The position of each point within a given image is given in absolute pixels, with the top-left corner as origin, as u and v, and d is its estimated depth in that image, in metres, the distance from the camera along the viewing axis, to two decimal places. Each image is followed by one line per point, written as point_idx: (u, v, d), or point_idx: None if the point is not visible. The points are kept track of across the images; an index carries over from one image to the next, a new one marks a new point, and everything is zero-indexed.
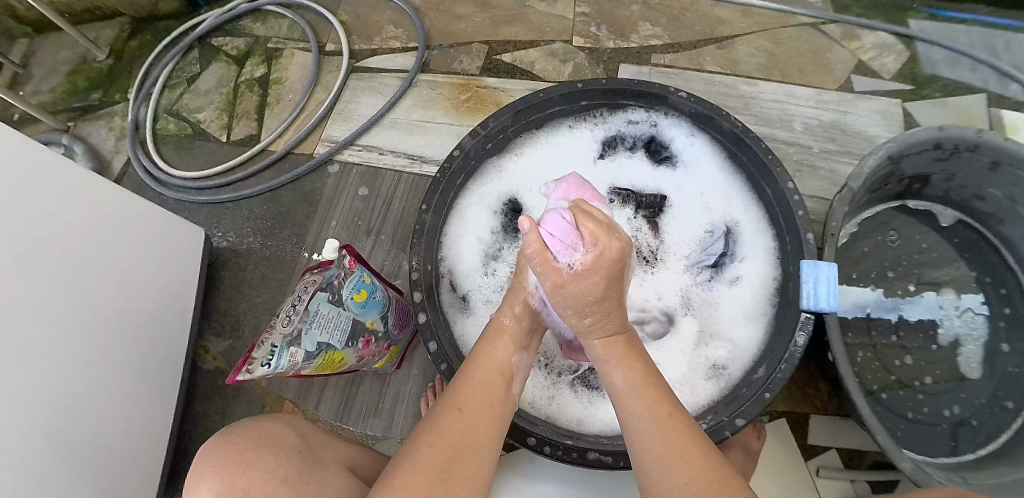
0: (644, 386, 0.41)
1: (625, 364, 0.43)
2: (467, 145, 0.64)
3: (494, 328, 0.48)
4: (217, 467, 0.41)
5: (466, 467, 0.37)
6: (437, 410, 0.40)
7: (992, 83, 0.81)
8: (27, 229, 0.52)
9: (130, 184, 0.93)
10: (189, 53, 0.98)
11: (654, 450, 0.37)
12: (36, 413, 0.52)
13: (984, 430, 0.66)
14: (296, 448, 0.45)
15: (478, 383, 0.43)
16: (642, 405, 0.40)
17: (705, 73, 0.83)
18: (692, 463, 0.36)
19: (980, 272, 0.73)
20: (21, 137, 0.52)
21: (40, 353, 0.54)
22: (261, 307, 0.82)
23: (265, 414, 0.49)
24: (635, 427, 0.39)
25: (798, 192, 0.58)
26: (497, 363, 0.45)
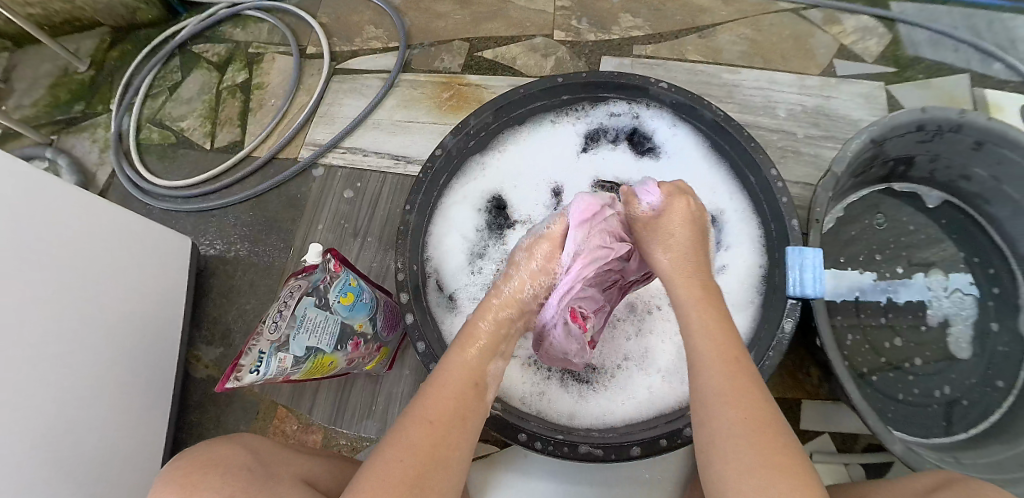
0: (718, 328, 0.41)
1: (701, 303, 0.44)
2: (449, 144, 0.63)
3: (469, 334, 0.46)
4: (164, 492, 0.42)
5: (438, 479, 0.35)
6: (409, 416, 0.38)
7: (974, 63, 0.81)
8: (15, 248, 0.52)
9: (116, 196, 0.92)
10: (171, 61, 0.98)
11: (719, 383, 0.37)
12: (31, 432, 0.52)
13: (976, 408, 0.66)
14: (245, 466, 0.45)
15: (450, 391, 0.41)
16: (712, 343, 0.40)
17: (687, 62, 0.83)
18: (748, 402, 0.35)
19: (969, 253, 0.74)
20: (7, 156, 0.52)
21: (38, 368, 0.54)
22: (251, 314, 0.82)
23: (223, 437, 0.50)
24: (700, 361, 0.39)
25: (782, 179, 0.58)
26: (470, 371, 0.43)
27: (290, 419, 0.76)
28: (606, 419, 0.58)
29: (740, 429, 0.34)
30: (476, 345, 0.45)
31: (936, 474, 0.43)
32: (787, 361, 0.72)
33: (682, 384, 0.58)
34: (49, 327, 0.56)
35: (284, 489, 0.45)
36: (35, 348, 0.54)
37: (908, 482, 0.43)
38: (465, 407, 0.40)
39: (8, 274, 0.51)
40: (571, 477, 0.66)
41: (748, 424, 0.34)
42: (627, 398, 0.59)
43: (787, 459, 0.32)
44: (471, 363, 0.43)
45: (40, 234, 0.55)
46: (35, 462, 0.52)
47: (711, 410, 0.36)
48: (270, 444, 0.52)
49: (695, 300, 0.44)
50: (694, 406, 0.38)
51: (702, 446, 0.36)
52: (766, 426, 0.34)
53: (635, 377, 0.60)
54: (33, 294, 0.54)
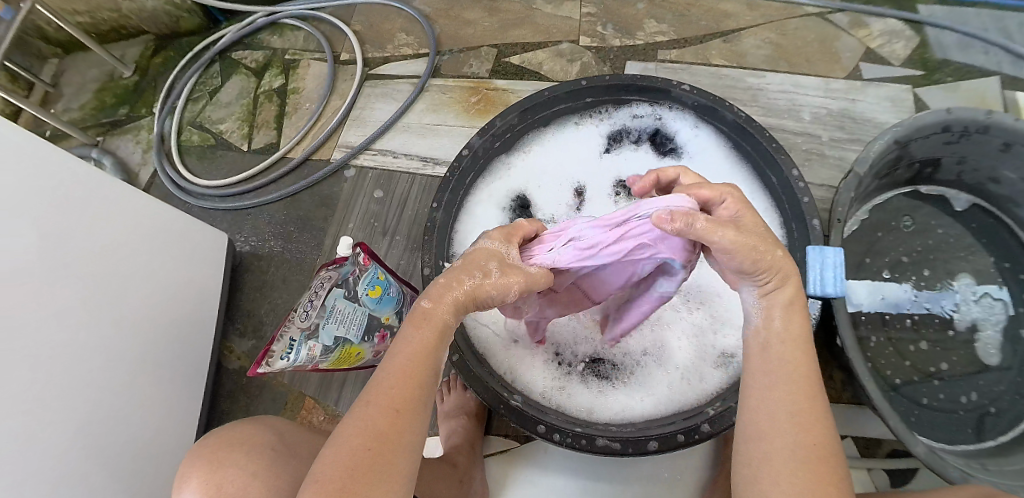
0: (800, 344, 0.37)
1: (788, 312, 0.39)
2: (476, 144, 0.66)
3: (419, 313, 0.40)
4: (196, 467, 0.46)
5: (397, 464, 0.34)
6: (363, 405, 0.36)
7: (1006, 65, 0.80)
8: (57, 238, 0.55)
9: (157, 194, 0.97)
10: (211, 67, 1.02)
11: (794, 405, 0.34)
12: (69, 410, 0.56)
13: (1007, 416, 0.65)
14: (268, 443, 0.48)
15: (404, 379, 0.37)
16: (792, 360, 0.36)
17: (711, 67, 0.84)
18: (817, 432, 0.33)
19: (999, 258, 0.73)
20: (52, 148, 0.56)
21: (76, 356, 0.57)
22: (282, 307, 0.85)
23: (252, 416, 0.53)
24: (777, 374, 0.36)
25: (803, 179, 0.59)
26: (426, 354, 0.39)
27: (317, 410, 0.79)
28: (625, 414, 0.59)
29: (803, 459, 0.32)
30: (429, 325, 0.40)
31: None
32: None
33: (699, 381, 0.60)
34: (89, 317, 0.59)
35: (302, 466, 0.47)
36: (74, 336, 0.57)
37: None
38: (420, 392, 0.37)
39: (50, 265, 0.54)
40: (592, 474, 0.67)
41: (815, 458, 0.32)
42: (645, 395, 0.60)
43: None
44: (426, 347, 0.39)
45: (81, 229, 0.59)
46: (73, 442, 0.56)
47: (775, 427, 0.34)
48: (292, 427, 0.54)
49: (785, 304, 0.39)
50: (750, 414, 0.36)
51: (751, 456, 0.34)
52: (829, 461, 0.32)
53: (654, 374, 0.61)
54: (73, 287, 0.57)
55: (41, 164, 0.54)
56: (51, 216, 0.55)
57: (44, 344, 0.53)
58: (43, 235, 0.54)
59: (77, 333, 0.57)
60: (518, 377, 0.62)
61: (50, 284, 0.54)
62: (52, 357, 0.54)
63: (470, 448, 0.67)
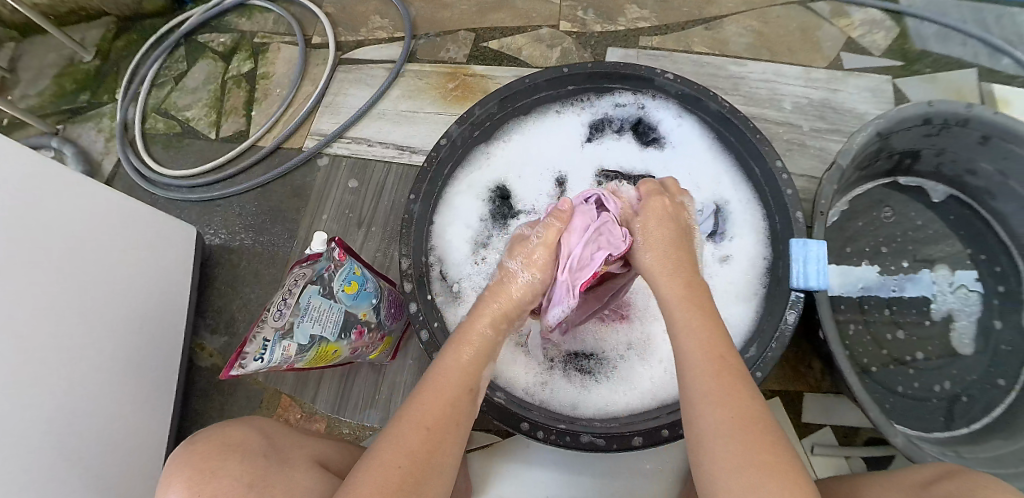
0: (704, 326, 0.39)
1: (686, 303, 0.41)
2: (454, 133, 0.63)
3: (463, 336, 0.44)
4: (181, 477, 0.42)
5: (431, 487, 0.35)
6: (403, 423, 0.37)
7: (982, 58, 0.81)
8: (18, 235, 0.52)
9: (121, 185, 0.93)
10: (177, 51, 0.98)
11: (705, 384, 0.35)
12: (34, 417, 0.53)
13: (978, 403, 0.66)
14: (261, 452, 0.46)
15: (438, 397, 0.39)
16: (695, 343, 0.38)
17: (693, 54, 0.83)
18: (737, 406, 0.34)
19: (975, 250, 0.73)
20: (8, 141, 0.52)
21: (42, 361, 0.54)
22: (255, 302, 0.82)
23: (233, 419, 0.50)
24: (686, 365, 0.37)
25: (786, 171, 0.58)
26: (465, 376, 0.41)
27: (295, 407, 0.76)
28: (609, 409, 0.58)
29: (727, 437, 0.32)
30: (470, 349, 0.43)
31: (943, 466, 0.43)
32: (790, 354, 0.72)
33: None
34: (54, 316, 0.56)
35: (300, 474, 0.46)
36: (40, 338, 0.54)
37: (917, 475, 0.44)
38: (457, 411, 0.39)
39: (10, 265, 0.51)
40: (574, 466, 0.66)
41: (740, 433, 0.32)
42: (629, 389, 0.59)
43: (784, 465, 0.30)
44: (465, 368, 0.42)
45: (45, 223, 0.56)
46: (42, 449, 0.53)
47: (698, 413, 0.35)
48: (278, 427, 0.53)
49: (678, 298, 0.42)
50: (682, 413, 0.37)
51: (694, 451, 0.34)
52: (758, 432, 0.32)
53: (638, 366, 0.60)
54: (38, 285, 0.54)
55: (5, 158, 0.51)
56: (14, 209, 0.51)
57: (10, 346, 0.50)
58: (5, 233, 0.51)
59: (44, 334, 0.55)
60: (498, 374, 0.60)
61: (15, 284, 0.51)
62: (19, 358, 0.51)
63: None
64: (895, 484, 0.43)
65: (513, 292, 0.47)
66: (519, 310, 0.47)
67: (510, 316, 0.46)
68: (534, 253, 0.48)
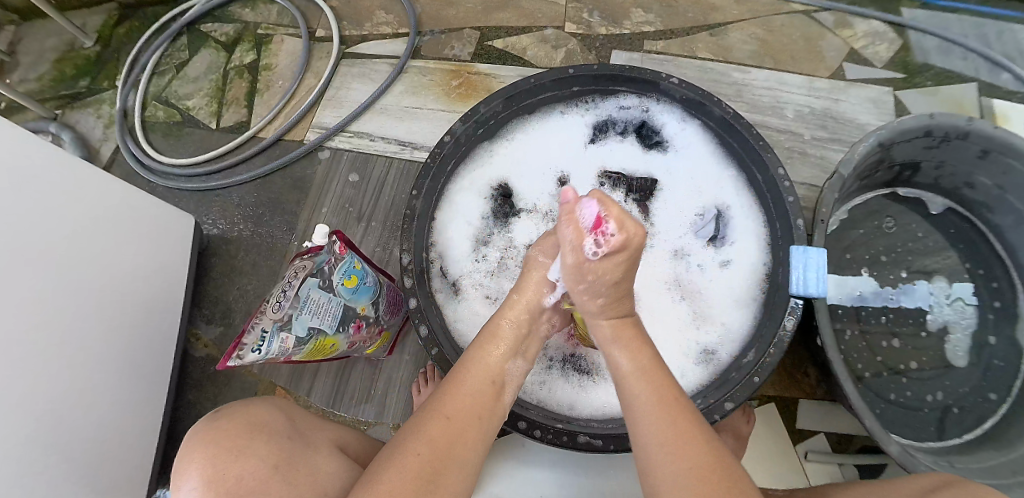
0: (652, 372, 0.42)
1: (630, 347, 0.44)
2: (458, 130, 0.63)
3: (489, 332, 0.46)
4: (207, 454, 0.41)
5: (449, 476, 0.36)
6: (424, 414, 0.39)
7: (984, 72, 0.81)
8: (19, 218, 0.52)
9: (119, 172, 0.92)
10: (178, 39, 0.97)
11: (662, 431, 0.37)
12: (29, 399, 0.52)
13: (971, 415, 0.67)
14: (284, 434, 0.45)
15: (469, 390, 0.41)
16: (649, 388, 0.40)
17: (697, 60, 0.83)
18: (694, 451, 0.36)
19: (973, 264, 0.74)
20: (9, 125, 0.51)
21: (37, 345, 0.54)
22: (251, 295, 0.82)
23: (252, 398, 0.49)
24: (637, 410, 0.40)
25: (789, 178, 0.58)
26: (491, 371, 0.43)
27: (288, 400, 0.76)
28: (605, 410, 0.58)
29: (689, 482, 0.34)
30: (499, 344, 0.45)
31: (935, 475, 0.43)
32: (785, 360, 0.72)
33: (683, 379, 0.58)
34: (52, 303, 0.56)
35: (321, 459, 0.45)
36: (35, 322, 0.53)
37: (910, 482, 0.44)
38: (480, 408, 0.41)
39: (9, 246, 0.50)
40: (569, 466, 0.66)
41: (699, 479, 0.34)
42: None
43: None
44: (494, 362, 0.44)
45: (43, 207, 0.55)
46: (36, 438, 0.53)
47: (657, 464, 0.36)
48: (298, 410, 0.52)
49: (618, 342, 0.44)
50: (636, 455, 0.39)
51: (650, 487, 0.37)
52: (715, 471, 0.35)
53: None
54: (36, 272, 0.54)
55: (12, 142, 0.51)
56: (13, 192, 0.51)
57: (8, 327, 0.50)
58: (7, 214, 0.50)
59: (40, 321, 0.54)
60: None
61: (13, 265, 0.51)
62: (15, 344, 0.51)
63: None
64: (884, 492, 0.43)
65: (535, 275, 0.48)
66: (539, 303, 0.48)
67: (536, 317, 0.48)
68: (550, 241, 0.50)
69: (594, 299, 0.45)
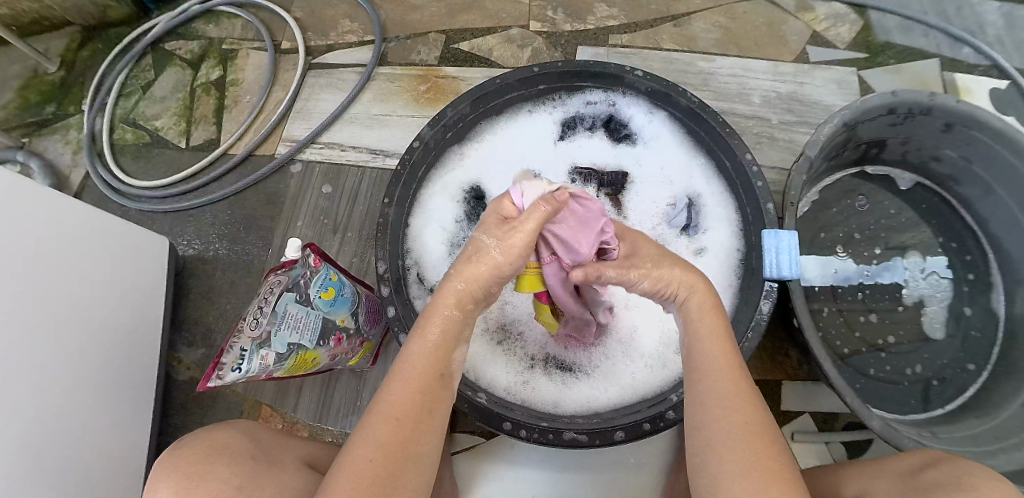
0: (723, 334, 0.41)
1: (708, 313, 0.42)
2: (426, 136, 0.63)
3: (432, 318, 0.42)
4: (171, 480, 0.41)
5: (406, 476, 0.35)
6: (374, 415, 0.37)
7: (944, 48, 0.83)
8: None
9: (90, 198, 0.91)
10: (143, 59, 0.96)
11: (723, 390, 0.37)
12: (12, 437, 0.51)
13: (951, 385, 0.68)
14: (249, 454, 0.45)
15: (416, 385, 0.39)
16: (716, 350, 0.39)
17: (662, 51, 0.84)
18: (750, 413, 0.36)
19: (947, 238, 0.75)
20: None
21: (16, 382, 0.53)
22: (231, 313, 0.81)
23: (218, 423, 0.49)
24: (704, 367, 0.39)
25: (756, 163, 0.59)
26: (437, 361, 0.41)
27: (275, 417, 0.75)
28: (591, 405, 0.58)
29: (738, 435, 0.34)
30: (438, 336, 0.41)
31: (925, 452, 0.44)
32: (766, 343, 0.73)
33: (665, 368, 0.59)
34: (28, 336, 0.55)
35: (290, 476, 0.45)
36: (13, 358, 0.53)
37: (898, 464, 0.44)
38: (429, 402, 0.39)
39: None
40: (560, 465, 0.66)
41: (748, 432, 0.34)
42: (610, 384, 0.59)
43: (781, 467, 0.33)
44: (440, 350, 0.41)
45: (15, 240, 0.54)
46: (21, 472, 0.52)
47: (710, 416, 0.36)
48: (267, 431, 0.51)
49: (698, 309, 0.42)
50: (691, 407, 0.39)
51: (700, 442, 0.36)
52: (765, 435, 0.35)
53: (617, 361, 0.61)
54: (10, 306, 0.53)
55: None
56: None
57: None
58: None
59: (19, 355, 0.53)
60: (479, 376, 0.60)
61: None
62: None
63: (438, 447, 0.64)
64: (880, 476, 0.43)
65: (482, 272, 0.42)
66: (486, 291, 0.43)
67: (482, 293, 0.43)
68: (511, 237, 0.41)
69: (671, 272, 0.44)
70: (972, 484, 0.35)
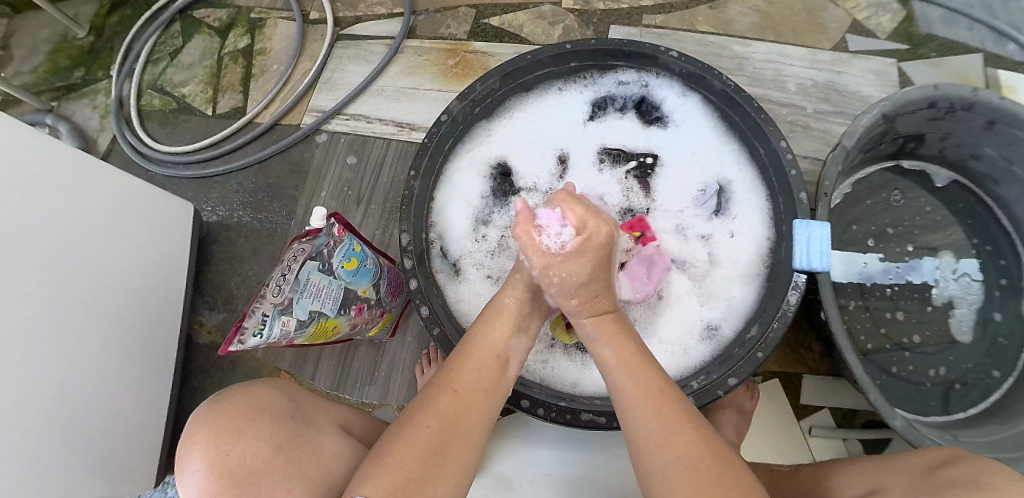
0: (638, 361, 0.42)
1: (615, 340, 0.44)
2: (454, 109, 0.62)
3: (494, 309, 0.46)
4: (209, 434, 0.40)
5: (456, 448, 0.36)
6: (435, 386, 0.40)
7: (989, 43, 0.80)
8: (21, 211, 0.52)
9: (117, 162, 0.92)
10: (171, 27, 0.96)
11: (653, 425, 0.38)
12: (36, 392, 0.53)
13: (975, 390, 0.67)
14: (286, 414, 0.45)
15: (474, 365, 0.42)
16: (634, 380, 0.41)
17: (697, 34, 0.82)
18: (687, 439, 0.37)
19: (981, 240, 0.73)
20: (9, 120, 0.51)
21: (41, 338, 0.54)
22: (253, 280, 0.82)
23: (259, 378, 0.48)
24: (628, 402, 0.40)
25: (791, 150, 0.57)
26: (494, 346, 0.44)
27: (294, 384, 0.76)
28: None
29: (682, 467, 0.35)
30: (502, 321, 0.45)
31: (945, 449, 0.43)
32: (789, 335, 0.72)
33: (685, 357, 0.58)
34: (50, 296, 0.55)
35: (326, 440, 0.45)
36: (37, 316, 0.53)
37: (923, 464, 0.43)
38: (484, 382, 0.41)
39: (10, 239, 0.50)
40: (573, 446, 0.66)
41: (694, 461, 0.35)
42: None
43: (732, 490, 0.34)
44: (501, 336, 0.44)
45: (41, 200, 0.54)
46: (42, 427, 0.53)
47: (652, 450, 0.37)
48: (302, 390, 0.51)
49: (603, 333, 0.45)
50: (635, 440, 0.39)
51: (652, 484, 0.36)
52: (712, 457, 0.36)
53: None
54: (36, 263, 0.53)
55: (13, 135, 0.51)
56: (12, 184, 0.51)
57: (12, 316, 0.50)
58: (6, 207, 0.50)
59: (42, 313, 0.54)
60: None
61: (16, 259, 0.51)
62: (20, 338, 0.51)
63: None
64: (896, 465, 0.42)
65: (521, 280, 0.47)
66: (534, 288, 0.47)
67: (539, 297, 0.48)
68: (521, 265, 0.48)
69: (569, 300, 0.45)
70: (992, 482, 0.34)
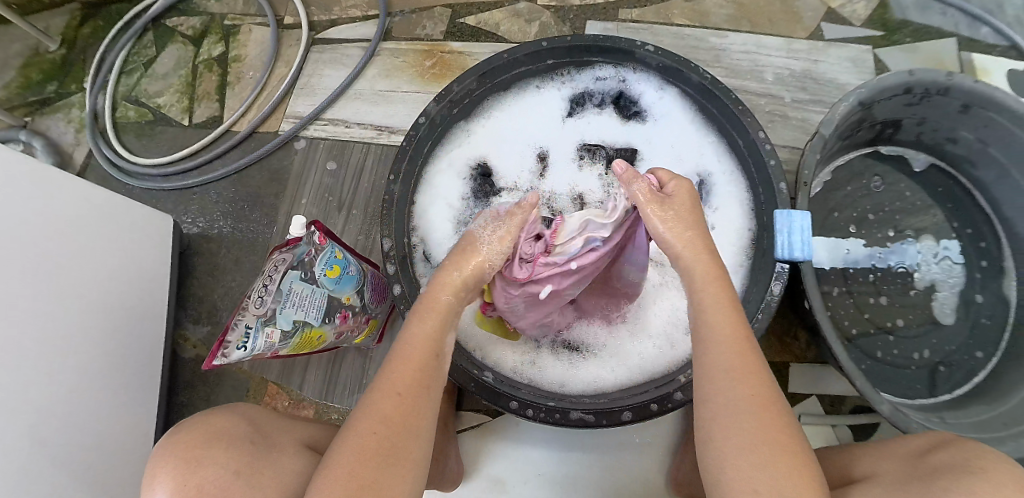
0: (724, 294, 0.39)
1: (714, 279, 0.40)
2: (432, 111, 0.62)
3: (427, 301, 0.42)
4: (167, 466, 0.40)
5: (405, 453, 0.35)
6: (375, 391, 0.37)
7: (962, 26, 0.81)
8: None
9: (94, 176, 0.91)
10: (144, 36, 0.95)
11: (729, 363, 0.36)
12: (19, 413, 0.52)
13: (959, 371, 0.68)
14: (246, 438, 0.44)
15: (410, 362, 0.38)
16: (721, 317, 0.38)
17: (673, 27, 0.82)
18: (755, 385, 0.35)
19: (961, 222, 0.74)
20: None
21: (22, 357, 0.53)
22: (237, 291, 0.81)
23: (220, 406, 0.48)
24: (709, 338, 0.38)
25: (769, 141, 0.57)
26: (431, 337, 0.40)
27: (281, 395, 0.76)
28: (597, 386, 0.58)
29: (748, 410, 0.33)
30: (433, 312, 0.41)
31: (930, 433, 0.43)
32: (775, 325, 0.72)
33: (671, 349, 0.59)
34: (30, 315, 0.54)
35: (289, 458, 0.45)
36: (18, 334, 0.52)
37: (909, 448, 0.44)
38: (425, 379, 0.38)
39: None
40: (565, 445, 0.66)
41: (759, 410, 0.33)
42: (617, 365, 0.59)
43: (791, 442, 0.33)
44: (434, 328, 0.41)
45: (17, 216, 0.53)
46: (27, 449, 0.52)
47: (718, 391, 0.35)
48: (266, 415, 0.51)
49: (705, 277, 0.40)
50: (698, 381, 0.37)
51: (705, 430, 0.35)
52: (772, 409, 0.34)
53: (626, 342, 0.60)
54: (13, 282, 0.52)
55: None
56: None
57: None
58: None
59: (23, 332, 0.53)
60: (486, 356, 0.60)
61: None
62: None
63: (444, 425, 0.63)
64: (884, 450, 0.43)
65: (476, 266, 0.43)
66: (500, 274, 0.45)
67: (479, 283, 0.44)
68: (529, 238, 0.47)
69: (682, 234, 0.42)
70: (983, 466, 0.34)
